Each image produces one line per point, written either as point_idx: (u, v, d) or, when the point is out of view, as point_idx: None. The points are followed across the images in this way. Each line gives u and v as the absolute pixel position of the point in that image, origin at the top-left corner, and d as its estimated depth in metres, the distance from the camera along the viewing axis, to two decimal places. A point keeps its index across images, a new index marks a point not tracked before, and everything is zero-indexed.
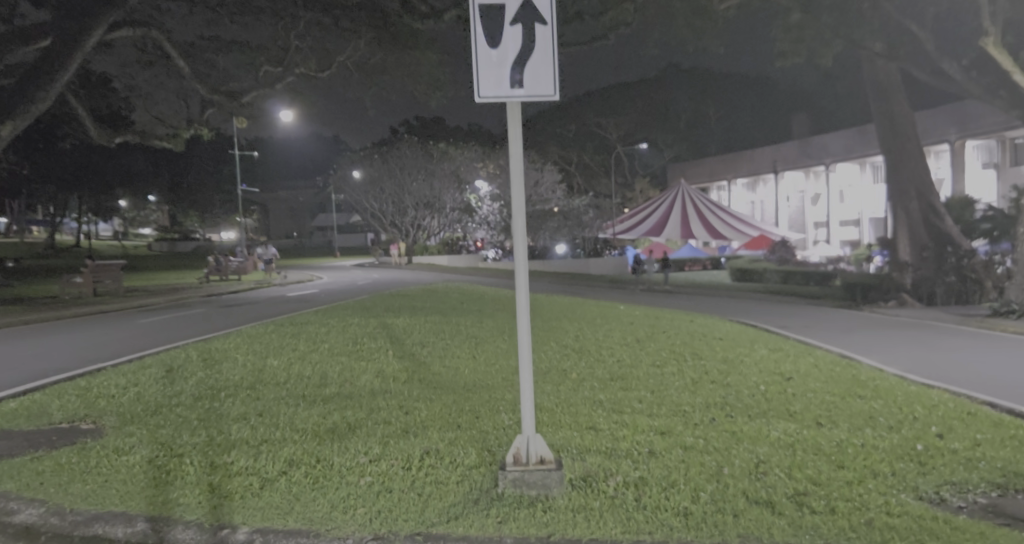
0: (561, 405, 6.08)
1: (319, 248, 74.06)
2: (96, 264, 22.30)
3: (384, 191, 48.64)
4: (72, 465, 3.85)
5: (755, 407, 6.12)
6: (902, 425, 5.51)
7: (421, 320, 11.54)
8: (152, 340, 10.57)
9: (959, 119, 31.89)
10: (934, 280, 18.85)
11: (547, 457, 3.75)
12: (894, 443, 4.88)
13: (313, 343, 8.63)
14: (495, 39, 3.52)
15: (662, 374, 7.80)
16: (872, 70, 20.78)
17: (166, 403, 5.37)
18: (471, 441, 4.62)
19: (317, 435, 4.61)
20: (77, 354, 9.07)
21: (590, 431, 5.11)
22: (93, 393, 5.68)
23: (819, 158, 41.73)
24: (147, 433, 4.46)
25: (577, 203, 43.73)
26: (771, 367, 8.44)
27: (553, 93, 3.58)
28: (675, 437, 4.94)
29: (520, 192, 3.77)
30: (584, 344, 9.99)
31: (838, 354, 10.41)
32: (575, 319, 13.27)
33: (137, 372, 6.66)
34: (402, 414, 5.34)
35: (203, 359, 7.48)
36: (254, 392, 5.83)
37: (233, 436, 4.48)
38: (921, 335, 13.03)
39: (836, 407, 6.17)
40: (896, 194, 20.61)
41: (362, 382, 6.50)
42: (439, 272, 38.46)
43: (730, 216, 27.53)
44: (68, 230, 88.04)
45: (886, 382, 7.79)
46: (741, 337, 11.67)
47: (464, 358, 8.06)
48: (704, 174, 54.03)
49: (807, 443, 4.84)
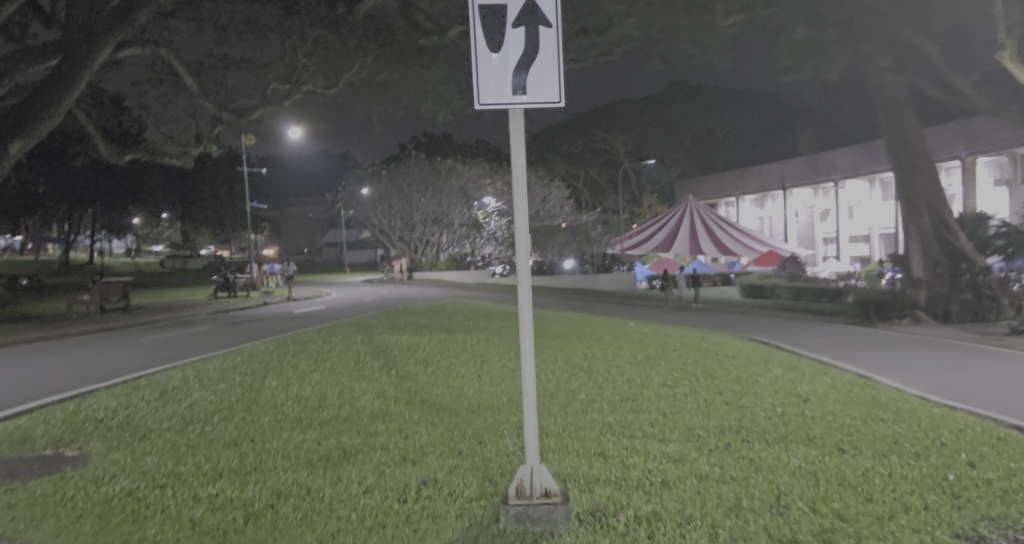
0: (569, 429, 5.82)
1: (329, 264, 74.55)
2: (102, 280, 22.21)
3: (393, 207, 48.76)
4: (46, 497, 3.62)
5: (773, 431, 5.83)
6: (930, 452, 5.20)
7: (426, 337, 11.37)
8: (146, 360, 10.23)
9: (968, 134, 31.71)
10: (949, 298, 18.52)
11: (553, 490, 3.46)
12: (924, 473, 4.56)
13: (314, 362, 8.40)
14: (496, 44, 3.29)
15: (674, 395, 7.48)
16: (878, 85, 20.44)
17: (155, 428, 5.15)
18: (473, 470, 4.36)
19: (310, 463, 4.37)
20: (69, 376, 8.81)
21: (599, 458, 4.85)
22: (80, 417, 5.46)
23: (828, 174, 41.44)
24: (131, 462, 4.24)
25: (586, 220, 44.32)
26: (788, 388, 8.11)
27: (558, 100, 3.33)
28: (690, 465, 4.66)
29: (524, 206, 3.38)
30: (593, 363, 9.69)
31: (855, 374, 10.07)
32: (586, 337, 13.01)
33: (129, 395, 6.40)
34: (401, 438, 5.10)
35: (199, 380, 7.20)
36: (248, 416, 5.60)
37: (223, 466, 4.22)
38: (938, 353, 12.79)
39: (859, 432, 5.86)
40: (909, 211, 20.28)
41: (362, 403, 6.28)
42: (448, 288, 38.64)
43: (739, 232, 27.14)
44: (82, 248, 89.08)
45: (907, 403, 7.48)
46: (754, 355, 11.39)
47: (468, 379, 7.78)
48: (712, 191, 53.20)
49: (831, 472, 4.53)
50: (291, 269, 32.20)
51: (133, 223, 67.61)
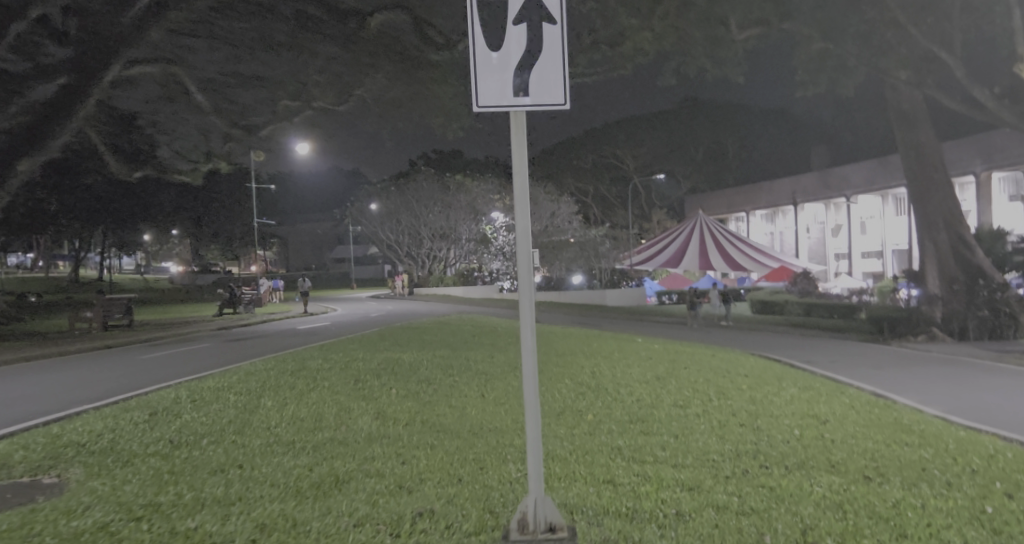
0: (577, 454, 5.52)
1: (337, 280, 74.75)
2: (105, 298, 22.14)
3: (400, 223, 49.16)
4: (11, 532, 3.35)
5: (792, 456, 5.50)
6: (961, 480, 4.84)
7: (429, 355, 11.12)
8: (141, 379, 9.99)
9: (984, 149, 31.27)
10: (966, 314, 18.10)
11: (557, 525, 3.15)
12: (958, 505, 4.21)
13: (313, 382, 8.11)
14: (495, 42, 3.01)
15: (686, 417, 7.17)
16: (894, 98, 20.10)
17: (140, 452, 4.91)
18: (473, 500, 4.08)
19: (299, 492, 4.09)
20: (59, 397, 8.58)
21: (608, 486, 4.55)
22: (60, 441, 5.22)
23: (840, 190, 40.93)
24: (108, 491, 3.98)
25: (594, 234, 42.62)
26: (804, 410, 7.75)
27: (564, 102, 3.04)
28: (706, 495, 4.36)
29: (527, 216, 3.05)
30: (601, 382, 9.36)
31: (872, 394, 9.72)
32: (593, 354, 12.62)
33: (117, 418, 6.14)
34: (398, 463, 4.83)
35: (193, 401, 6.94)
36: (239, 439, 5.35)
37: (207, 495, 3.97)
38: (958, 372, 12.39)
39: (883, 458, 5.52)
40: (924, 226, 19.85)
41: (360, 425, 6.03)
42: (453, 303, 38.51)
43: (750, 247, 26.64)
44: (91, 265, 89.68)
45: (931, 426, 7.14)
46: (767, 374, 10.96)
47: (472, 398, 7.51)
48: (721, 206, 53.19)
49: (859, 503, 4.20)
50: (306, 284, 31.88)
51: (143, 240, 68.20)
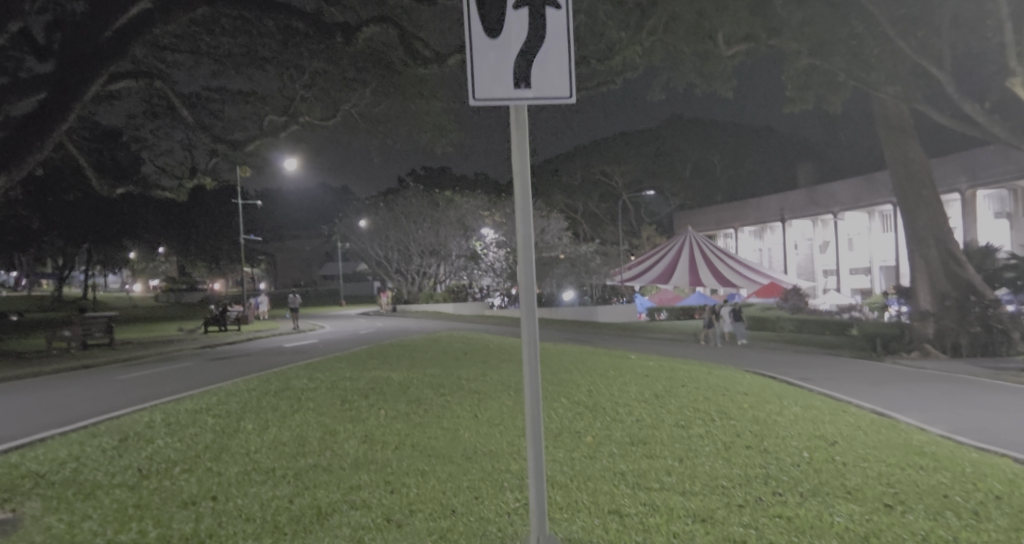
0: (577, 479, 5.19)
1: (326, 297, 74.33)
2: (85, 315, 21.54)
3: (389, 239, 48.49)
4: None
5: (804, 481, 5.20)
6: (989, 509, 4.55)
7: (421, 373, 10.72)
8: (115, 402, 9.50)
9: (969, 166, 31.56)
10: (958, 331, 18.18)
11: None
12: (993, 539, 3.90)
13: (297, 404, 7.70)
14: (494, 27, 2.69)
15: (689, 438, 6.85)
16: (880, 114, 20.14)
17: (104, 483, 4.52)
18: (466, 536, 3.69)
19: (277, 528, 3.72)
20: (28, 420, 8.18)
21: (614, 517, 4.23)
22: (21, 471, 4.84)
23: (828, 206, 40.94)
24: (65, 528, 3.61)
25: (584, 250, 42.29)
26: (810, 430, 7.46)
27: (569, 95, 2.76)
28: (719, 527, 4.03)
29: (529, 223, 2.67)
30: (597, 401, 9.03)
31: (873, 412, 9.49)
32: (589, 372, 12.31)
33: (83, 443, 5.77)
34: (386, 493, 4.48)
35: (169, 424, 6.57)
36: (214, 466, 4.99)
37: (173, 532, 3.60)
38: (957, 389, 12.19)
39: (902, 483, 5.22)
40: (914, 241, 19.71)
41: (346, 448, 5.70)
42: (444, 320, 38.14)
43: (740, 264, 26.23)
44: (77, 283, 88.74)
45: (941, 447, 6.88)
46: (766, 391, 10.69)
47: (464, 419, 7.17)
48: (710, 222, 53.57)
49: (887, 535, 3.89)
50: (297, 301, 31.33)
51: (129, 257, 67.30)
